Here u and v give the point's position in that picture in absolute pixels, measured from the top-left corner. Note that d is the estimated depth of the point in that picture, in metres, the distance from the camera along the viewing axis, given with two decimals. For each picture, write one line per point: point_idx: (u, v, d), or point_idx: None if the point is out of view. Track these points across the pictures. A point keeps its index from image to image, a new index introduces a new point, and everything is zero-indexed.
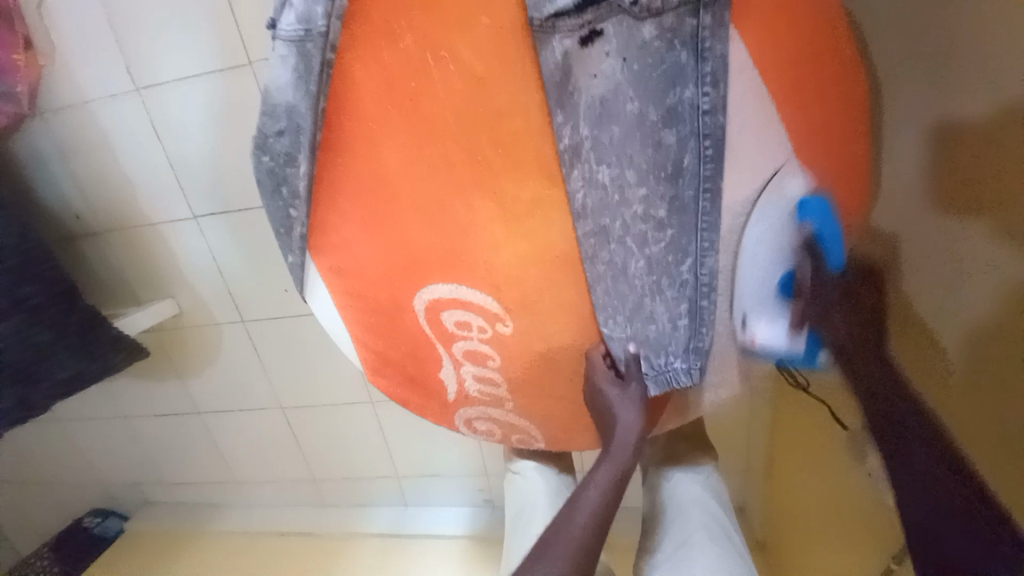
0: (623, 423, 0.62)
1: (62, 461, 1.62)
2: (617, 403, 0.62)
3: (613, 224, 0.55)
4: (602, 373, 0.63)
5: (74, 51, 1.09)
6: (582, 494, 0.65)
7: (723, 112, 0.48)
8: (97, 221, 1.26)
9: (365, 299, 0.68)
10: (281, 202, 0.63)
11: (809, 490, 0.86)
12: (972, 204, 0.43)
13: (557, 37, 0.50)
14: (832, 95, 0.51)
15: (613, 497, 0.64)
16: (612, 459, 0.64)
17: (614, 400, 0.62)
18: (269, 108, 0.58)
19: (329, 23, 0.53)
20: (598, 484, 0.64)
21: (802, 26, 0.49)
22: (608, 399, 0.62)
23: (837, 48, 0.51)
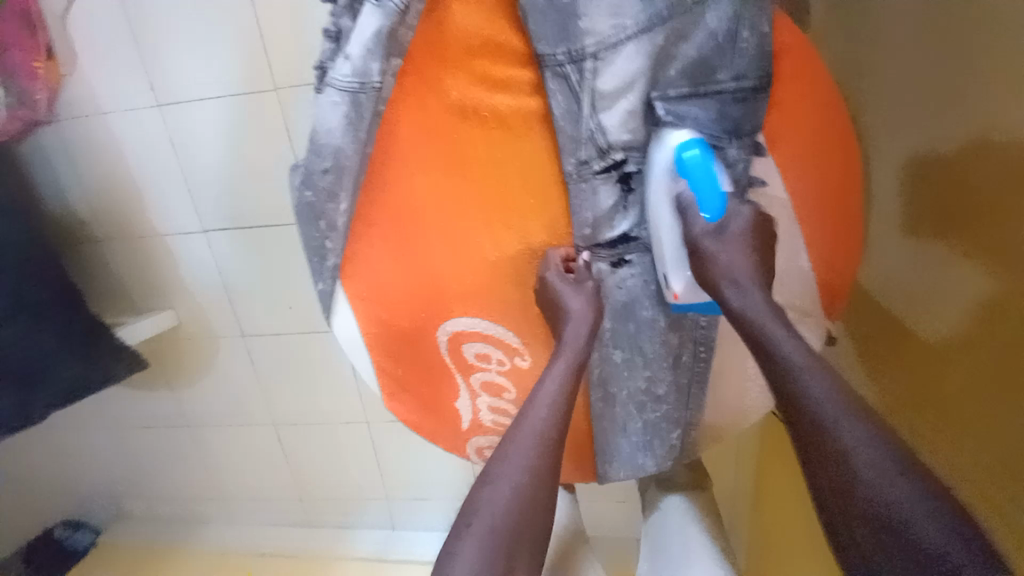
0: (575, 331, 0.61)
1: (38, 470, 1.57)
2: (567, 293, 0.61)
3: (625, 274, 0.63)
4: (555, 268, 0.63)
5: (97, 63, 1.10)
6: (539, 391, 0.61)
7: (741, 192, 0.56)
8: (103, 228, 1.26)
9: (386, 328, 0.69)
10: (317, 234, 0.64)
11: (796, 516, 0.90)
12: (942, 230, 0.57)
13: (588, 109, 0.55)
14: (837, 167, 0.58)
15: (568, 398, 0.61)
16: (566, 352, 0.62)
17: (564, 291, 0.61)
18: (315, 149, 0.60)
19: (383, 79, 0.56)
20: (555, 376, 0.61)
21: (807, 109, 0.56)
22: (558, 291, 0.62)
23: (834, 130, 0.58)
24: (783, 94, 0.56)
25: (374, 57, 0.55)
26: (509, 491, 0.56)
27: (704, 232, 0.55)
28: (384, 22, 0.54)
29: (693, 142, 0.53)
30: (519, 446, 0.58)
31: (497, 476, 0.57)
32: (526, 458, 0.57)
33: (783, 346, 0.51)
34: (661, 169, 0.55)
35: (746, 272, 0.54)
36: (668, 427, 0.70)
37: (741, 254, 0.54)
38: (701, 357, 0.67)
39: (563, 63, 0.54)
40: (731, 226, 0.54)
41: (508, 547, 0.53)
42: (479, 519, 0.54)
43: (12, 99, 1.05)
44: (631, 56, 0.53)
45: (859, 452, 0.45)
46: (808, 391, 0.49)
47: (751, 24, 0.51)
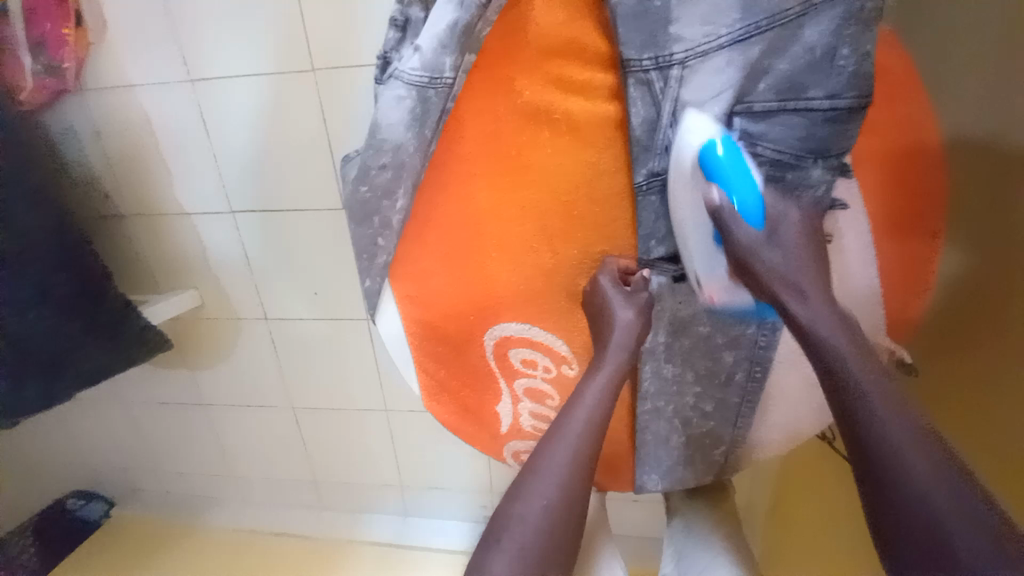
0: (614, 346, 0.59)
1: (53, 441, 1.58)
2: (613, 304, 0.59)
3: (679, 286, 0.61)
4: (608, 280, 0.61)
5: (127, 34, 1.07)
6: (573, 407, 0.59)
7: (820, 214, 0.54)
8: (126, 204, 1.24)
9: (432, 329, 0.68)
10: (370, 231, 0.62)
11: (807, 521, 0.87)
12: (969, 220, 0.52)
13: (667, 118, 0.53)
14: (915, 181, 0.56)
15: (607, 415, 0.59)
16: (605, 365, 0.60)
17: (611, 302, 0.59)
18: (374, 143, 0.57)
19: (455, 76, 0.54)
20: (592, 391, 0.59)
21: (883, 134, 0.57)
22: (605, 301, 0.60)
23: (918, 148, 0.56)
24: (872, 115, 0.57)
25: (447, 52, 0.52)
26: (540, 511, 0.55)
27: (744, 236, 0.52)
28: (461, 15, 0.51)
29: (715, 142, 0.50)
30: (551, 467, 0.57)
31: (528, 493, 0.56)
32: (557, 477, 0.56)
33: (831, 343, 0.49)
34: (682, 161, 0.52)
35: (805, 282, 0.52)
36: (712, 443, 0.69)
37: (800, 262, 0.52)
38: (755, 377, 0.64)
39: (648, 70, 0.52)
40: (782, 228, 0.52)
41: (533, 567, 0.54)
42: (510, 537, 0.55)
43: (40, 67, 1.04)
44: (722, 66, 0.50)
45: (907, 449, 0.44)
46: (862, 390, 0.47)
47: (854, 38, 0.49)
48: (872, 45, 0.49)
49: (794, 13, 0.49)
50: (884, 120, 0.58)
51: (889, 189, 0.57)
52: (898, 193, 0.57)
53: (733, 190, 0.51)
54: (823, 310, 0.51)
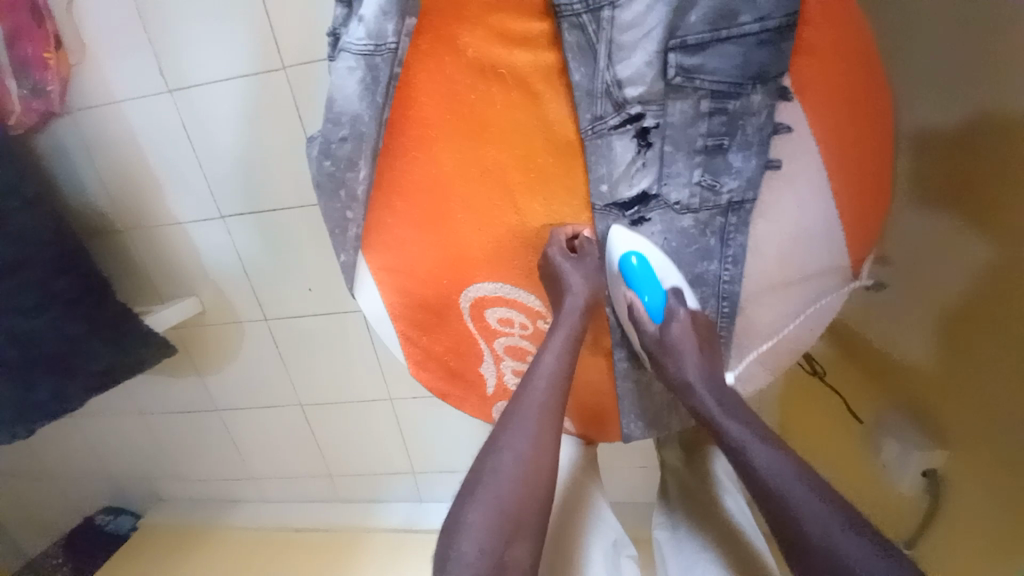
0: (576, 295, 0.64)
1: (74, 458, 1.63)
2: (569, 270, 0.63)
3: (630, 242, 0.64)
4: (558, 247, 0.65)
5: (105, 52, 1.10)
6: (538, 361, 0.62)
7: (767, 146, 0.57)
8: (121, 219, 1.28)
9: (411, 298, 0.70)
10: (339, 204, 0.64)
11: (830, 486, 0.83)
12: (953, 200, 0.59)
13: (604, 60, 0.55)
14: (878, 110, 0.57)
15: (570, 362, 0.62)
16: (563, 323, 0.63)
17: (567, 269, 0.63)
18: (332, 117, 0.60)
19: (399, 40, 0.56)
20: (553, 349, 0.62)
21: (849, 54, 0.55)
22: (561, 269, 0.64)
23: (870, 72, 0.56)
24: (813, 35, 0.54)
25: (388, 18, 0.54)
26: (513, 463, 0.56)
27: (652, 334, 0.63)
28: None
29: (630, 253, 0.62)
30: (524, 416, 0.58)
31: (501, 447, 0.57)
32: (530, 430, 0.57)
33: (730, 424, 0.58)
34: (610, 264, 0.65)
35: (692, 365, 0.61)
36: None
37: (691, 351, 0.61)
38: (725, 313, 0.65)
39: (579, 13, 0.54)
40: (672, 331, 0.61)
41: (512, 518, 0.53)
42: (485, 489, 0.54)
43: (27, 91, 1.09)
44: (649, 4, 0.53)
45: (835, 541, 0.47)
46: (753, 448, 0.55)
47: None
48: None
49: None
50: (843, 51, 0.55)
51: (837, 115, 0.56)
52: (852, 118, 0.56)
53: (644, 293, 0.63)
54: (698, 353, 0.61)
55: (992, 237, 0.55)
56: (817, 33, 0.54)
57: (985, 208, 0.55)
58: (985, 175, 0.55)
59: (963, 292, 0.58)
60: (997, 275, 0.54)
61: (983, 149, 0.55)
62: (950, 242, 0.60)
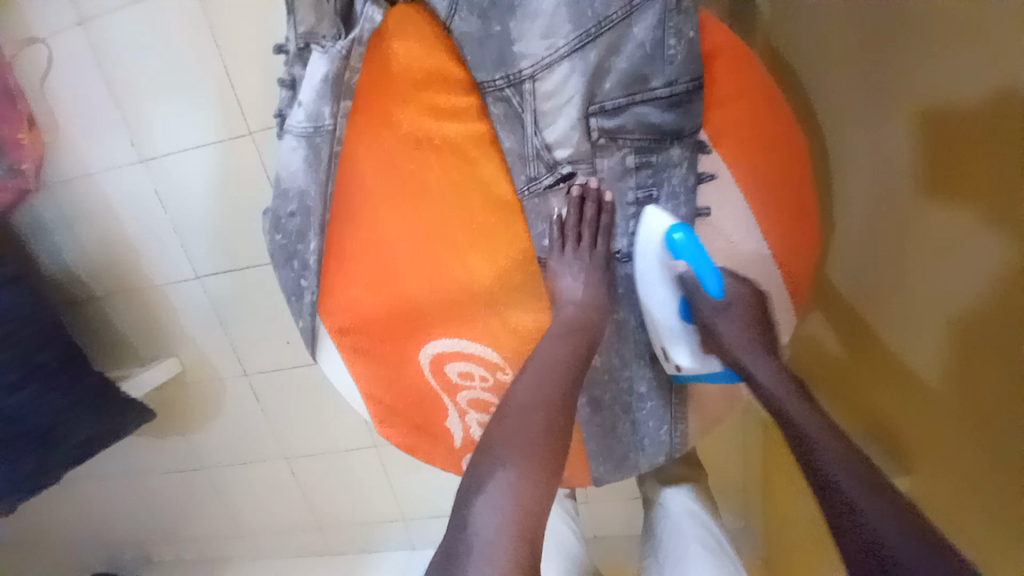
0: (563, 313, 0.64)
1: (62, 526, 1.60)
2: (562, 269, 0.65)
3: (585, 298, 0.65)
4: (555, 257, 0.66)
5: (78, 128, 1.14)
6: (523, 372, 0.62)
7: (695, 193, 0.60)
8: (100, 284, 1.30)
9: (372, 356, 0.71)
10: (293, 272, 0.66)
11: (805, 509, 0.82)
12: (955, 194, 0.45)
13: (531, 127, 0.60)
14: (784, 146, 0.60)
15: (563, 374, 0.61)
16: (556, 330, 0.63)
17: (561, 268, 0.65)
18: (280, 193, 0.63)
19: (336, 121, 0.60)
20: (545, 354, 0.62)
21: (755, 102, 0.60)
22: (560, 271, 0.65)
23: (775, 111, 0.60)
24: (722, 91, 0.59)
25: (325, 101, 0.58)
26: (505, 485, 0.54)
27: (711, 307, 0.62)
28: (329, 68, 0.57)
29: (675, 228, 0.58)
30: (512, 429, 0.58)
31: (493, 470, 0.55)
32: (519, 438, 0.57)
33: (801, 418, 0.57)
34: (654, 252, 0.62)
35: (740, 343, 0.62)
36: (651, 424, 0.71)
37: (739, 331, 0.62)
38: (677, 352, 0.66)
39: (503, 87, 0.59)
40: (725, 313, 0.61)
41: (523, 528, 0.52)
42: (480, 500, 0.54)
43: (3, 171, 1.10)
44: (567, 74, 0.57)
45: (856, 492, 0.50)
46: (827, 456, 0.53)
47: (677, 27, 0.55)
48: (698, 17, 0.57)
49: (619, 17, 0.55)
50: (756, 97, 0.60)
51: (754, 158, 0.60)
52: (757, 162, 0.60)
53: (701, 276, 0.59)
54: (750, 334, 0.62)
55: (1010, 238, 0.39)
56: (724, 88, 0.59)
57: (996, 200, 0.41)
58: (981, 161, 0.42)
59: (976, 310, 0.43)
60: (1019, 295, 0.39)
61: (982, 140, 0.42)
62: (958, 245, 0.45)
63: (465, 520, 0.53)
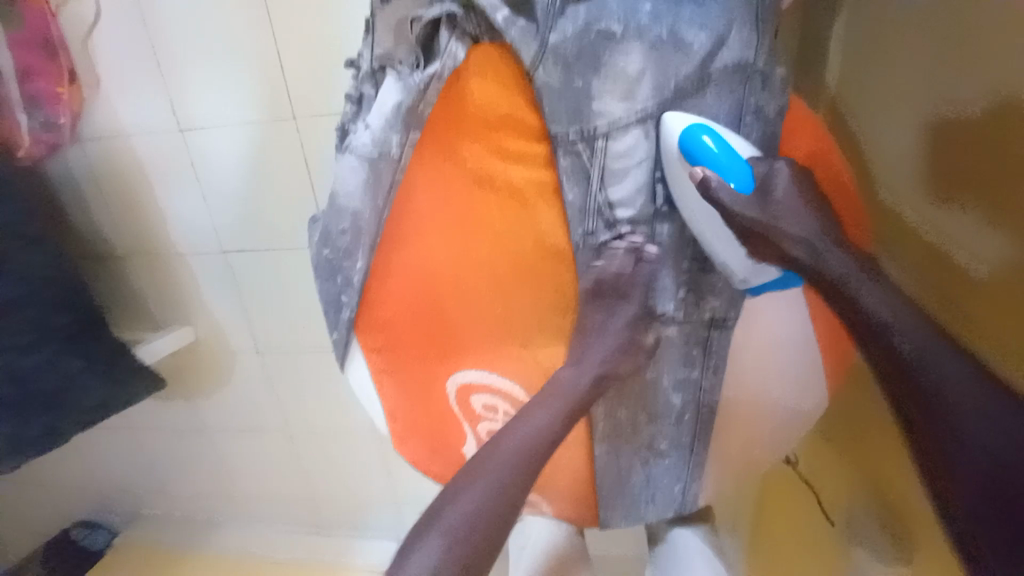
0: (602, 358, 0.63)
1: (61, 472, 1.63)
2: (608, 323, 0.64)
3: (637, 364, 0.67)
4: (597, 314, 0.65)
5: (118, 88, 1.13)
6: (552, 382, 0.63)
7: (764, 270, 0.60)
8: (123, 245, 1.30)
9: (399, 377, 0.71)
10: (336, 287, 0.67)
11: (800, 549, 0.88)
12: None
13: (597, 183, 0.62)
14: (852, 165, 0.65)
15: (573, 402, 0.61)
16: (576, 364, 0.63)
17: (606, 324, 0.64)
18: (334, 209, 0.63)
19: (402, 150, 0.61)
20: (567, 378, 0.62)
21: None
22: (601, 324, 0.64)
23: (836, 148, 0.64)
24: (800, 115, 0.62)
25: (394, 130, 0.60)
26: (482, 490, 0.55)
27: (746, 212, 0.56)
28: (404, 97, 0.59)
29: (699, 130, 0.57)
30: (517, 432, 0.59)
31: (484, 469, 0.57)
32: (519, 443, 0.58)
33: (957, 412, 0.40)
34: (671, 155, 0.59)
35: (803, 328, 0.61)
36: (668, 478, 0.71)
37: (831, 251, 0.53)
38: (703, 416, 0.68)
39: (575, 142, 0.61)
40: (775, 187, 0.57)
41: (474, 551, 0.52)
42: (457, 499, 0.55)
43: (37, 124, 1.11)
44: (639, 138, 0.61)
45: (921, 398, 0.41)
46: (902, 324, 0.43)
47: (758, 106, 0.60)
48: (788, 101, 0.61)
49: (694, 88, 0.59)
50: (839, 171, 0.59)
51: None
52: None
53: (726, 173, 0.58)
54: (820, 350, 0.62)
55: None
56: (802, 114, 0.62)
57: None
58: None
59: None
60: None
61: None
62: None
63: (438, 516, 0.54)
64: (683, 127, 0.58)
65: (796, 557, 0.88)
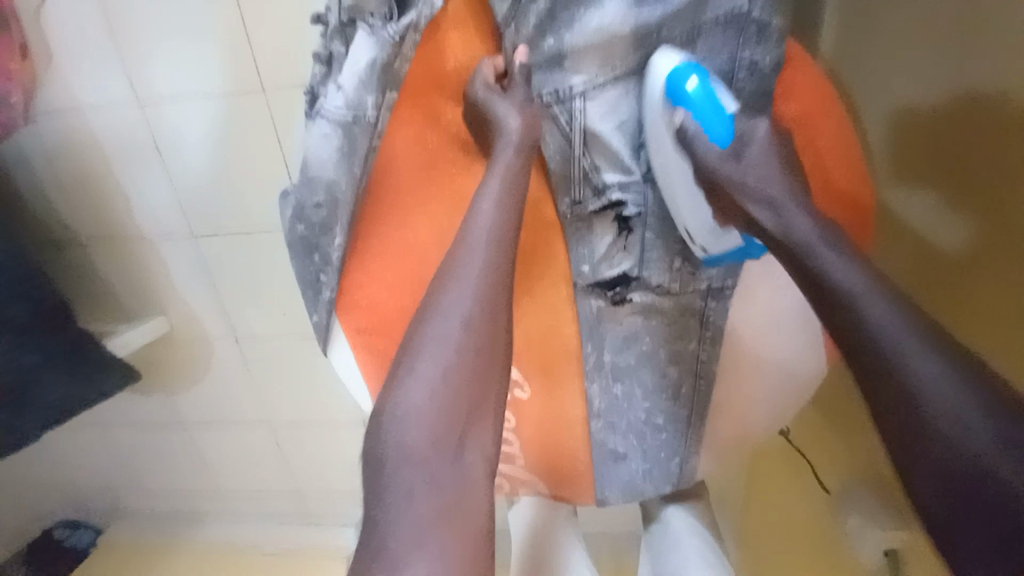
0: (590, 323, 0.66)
1: (35, 471, 1.57)
2: (583, 286, 0.66)
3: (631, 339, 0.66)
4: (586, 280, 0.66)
5: (68, 60, 1.04)
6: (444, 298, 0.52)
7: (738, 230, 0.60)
8: (86, 231, 1.23)
9: (382, 361, 0.65)
10: (313, 266, 0.62)
11: (795, 518, 0.88)
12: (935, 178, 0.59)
13: (580, 146, 0.63)
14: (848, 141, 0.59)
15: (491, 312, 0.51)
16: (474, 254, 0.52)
17: (582, 283, 0.66)
18: (306, 181, 0.58)
19: (378, 113, 0.57)
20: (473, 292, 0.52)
21: (820, 99, 0.60)
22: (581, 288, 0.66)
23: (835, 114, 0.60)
24: (794, 81, 0.59)
25: (370, 90, 0.55)
26: (411, 429, 0.48)
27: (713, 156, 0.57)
28: (378, 54, 0.54)
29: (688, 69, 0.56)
30: (429, 359, 0.49)
31: (397, 406, 0.48)
32: (436, 374, 0.49)
33: (923, 370, 0.43)
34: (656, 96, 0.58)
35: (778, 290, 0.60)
36: (667, 454, 0.69)
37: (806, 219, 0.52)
38: (701, 389, 0.66)
39: (550, 103, 0.62)
40: (749, 148, 0.56)
41: (416, 499, 0.47)
42: (383, 452, 0.47)
43: None
44: (619, 97, 0.61)
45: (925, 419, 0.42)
46: (922, 362, 0.43)
47: (753, 60, 0.58)
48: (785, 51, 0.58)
49: (681, 42, 0.59)
50: (828, 148, 0.59)
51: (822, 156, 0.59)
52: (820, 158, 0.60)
53: (706, 122, 0.58)
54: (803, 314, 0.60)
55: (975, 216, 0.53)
56: (796, 79, 0.59)
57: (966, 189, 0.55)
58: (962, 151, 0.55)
59: (962, 256, 0.55)
60: (997, 247, 0.51)
61: (961, 125, 0.55)
62: (941, 214, 0.58)
63: (375, 466, 0.48)
64: (675, 64, 0.57)
65: (787, 520, 0.89)
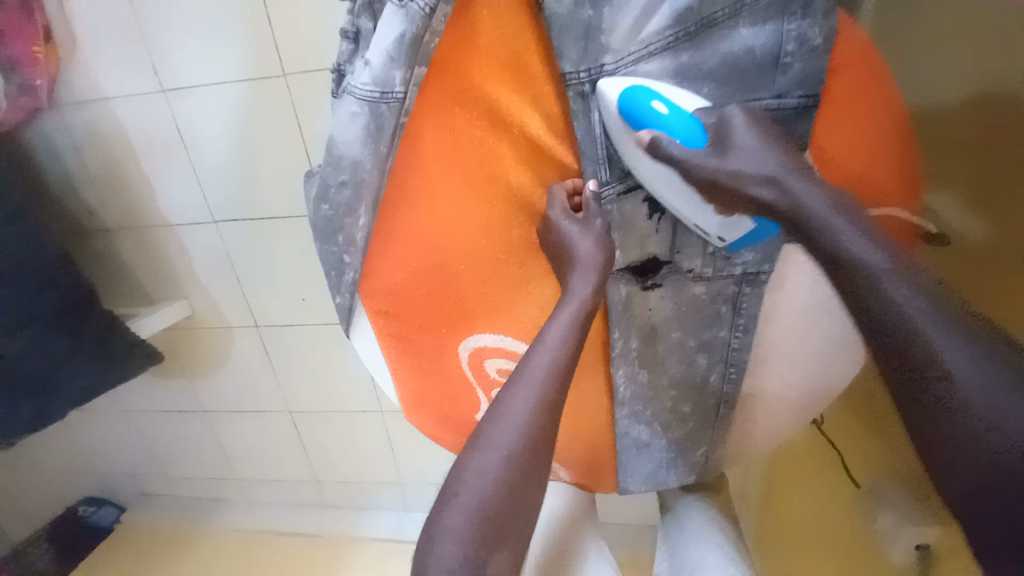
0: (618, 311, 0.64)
1: (59, 452, 1.61)
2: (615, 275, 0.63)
3: (658, 326, 0.64)
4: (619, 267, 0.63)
5: (93, 46, 1.05)
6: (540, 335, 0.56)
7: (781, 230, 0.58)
8: (109, 217, 1.24)
9: (406, 343, 0.67)
10: (335, 248, 0.61)
11: (818, 509, 0.86)
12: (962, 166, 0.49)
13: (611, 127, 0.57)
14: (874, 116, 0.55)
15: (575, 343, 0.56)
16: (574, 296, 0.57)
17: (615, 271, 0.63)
18: (331, 160, 0.58)
19: (406, 89, 0.55)
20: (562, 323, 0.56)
21: (857, 73, 0.55)
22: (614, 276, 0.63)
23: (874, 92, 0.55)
24: (845, 54, 0.54)
25: (397, 65, 0.54)
26: (500, 460, 0.49)
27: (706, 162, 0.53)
28: (407, 27, 0.52)
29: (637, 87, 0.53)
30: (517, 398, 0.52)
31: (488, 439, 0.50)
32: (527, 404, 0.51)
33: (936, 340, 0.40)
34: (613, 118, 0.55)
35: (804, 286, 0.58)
36: (693, 445, 0.68)
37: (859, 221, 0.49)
38: (730, 379, 0.65)
39: (583, 82, 0.56)
40: (742, 136, 0.53)
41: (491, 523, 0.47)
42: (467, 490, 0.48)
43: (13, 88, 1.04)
44: (659, 70, 0.55)
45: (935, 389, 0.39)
46: (925, 339, 0.40)
47: (800, 33, 0.53)
48: (835, 25, 0.53)
49: (724, 15, 0.53)
50: (862, 125, 0.55)
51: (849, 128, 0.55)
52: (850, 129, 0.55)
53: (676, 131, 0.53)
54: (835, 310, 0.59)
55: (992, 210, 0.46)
56: (847, 52, 0.54)
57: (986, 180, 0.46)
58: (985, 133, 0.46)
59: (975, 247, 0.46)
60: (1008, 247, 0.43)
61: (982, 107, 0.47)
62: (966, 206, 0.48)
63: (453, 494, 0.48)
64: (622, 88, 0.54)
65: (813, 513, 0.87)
